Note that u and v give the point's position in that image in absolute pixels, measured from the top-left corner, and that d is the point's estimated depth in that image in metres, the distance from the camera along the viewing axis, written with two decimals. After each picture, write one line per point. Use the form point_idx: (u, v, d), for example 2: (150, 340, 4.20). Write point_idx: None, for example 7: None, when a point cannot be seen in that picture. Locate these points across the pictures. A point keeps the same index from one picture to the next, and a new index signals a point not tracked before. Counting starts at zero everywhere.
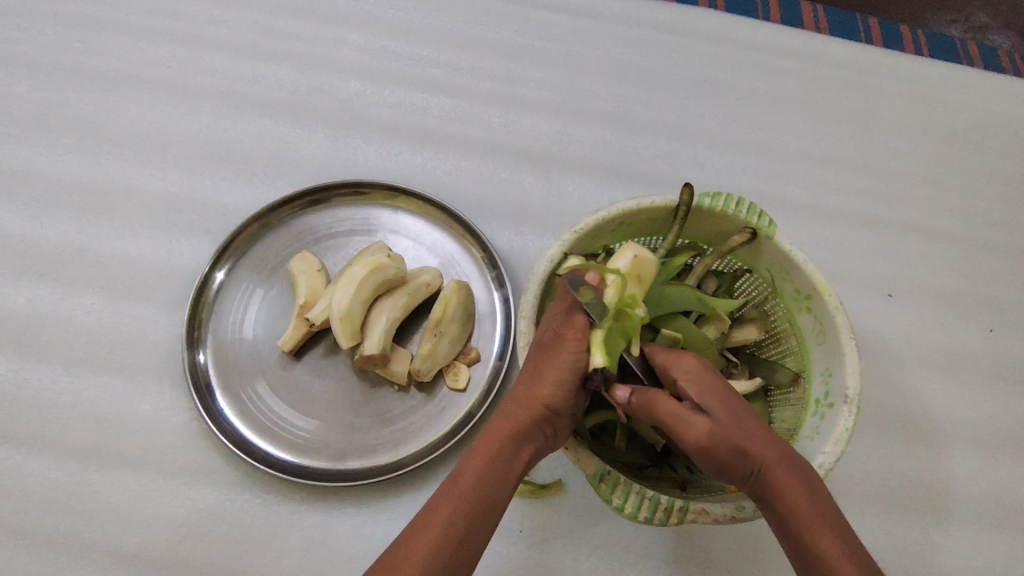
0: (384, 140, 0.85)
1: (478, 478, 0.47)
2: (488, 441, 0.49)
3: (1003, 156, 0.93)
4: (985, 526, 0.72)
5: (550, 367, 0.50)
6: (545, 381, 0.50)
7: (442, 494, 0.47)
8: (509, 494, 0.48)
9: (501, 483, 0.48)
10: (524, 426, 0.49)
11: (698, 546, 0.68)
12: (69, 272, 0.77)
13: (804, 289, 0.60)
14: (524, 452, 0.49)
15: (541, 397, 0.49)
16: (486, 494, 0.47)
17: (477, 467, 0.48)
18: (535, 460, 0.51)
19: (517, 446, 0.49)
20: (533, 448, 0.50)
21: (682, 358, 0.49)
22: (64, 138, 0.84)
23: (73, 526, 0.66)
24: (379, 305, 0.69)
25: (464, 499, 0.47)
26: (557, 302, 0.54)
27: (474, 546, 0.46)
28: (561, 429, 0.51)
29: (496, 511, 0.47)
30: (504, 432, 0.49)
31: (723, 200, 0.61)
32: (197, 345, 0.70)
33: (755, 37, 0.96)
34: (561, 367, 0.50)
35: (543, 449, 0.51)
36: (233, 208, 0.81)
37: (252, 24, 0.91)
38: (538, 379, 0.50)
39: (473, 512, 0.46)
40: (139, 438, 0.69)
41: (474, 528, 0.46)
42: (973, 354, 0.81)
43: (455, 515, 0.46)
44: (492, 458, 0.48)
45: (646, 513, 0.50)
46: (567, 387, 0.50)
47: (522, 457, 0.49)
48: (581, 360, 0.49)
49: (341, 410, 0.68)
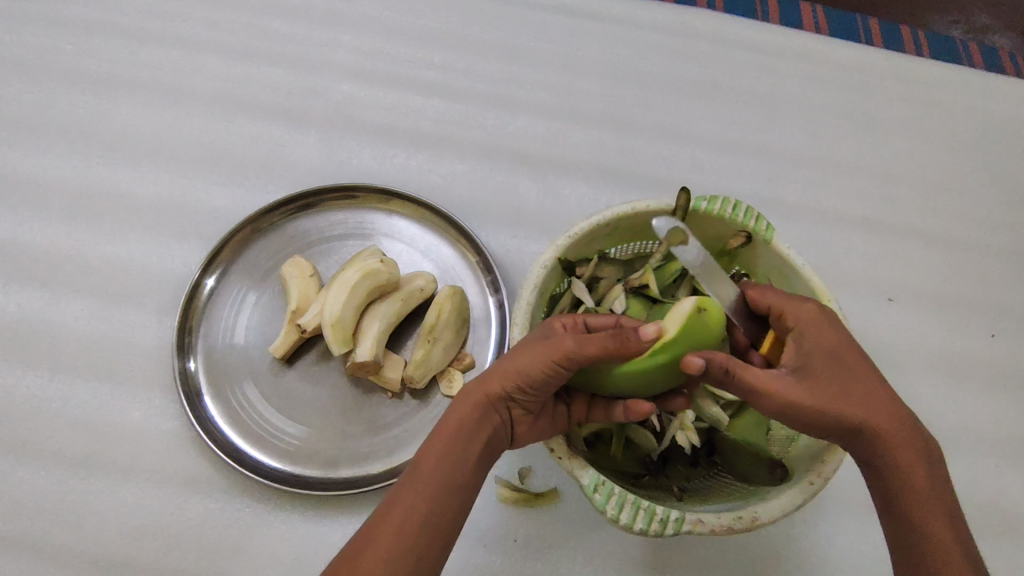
0: (378, 142, 0.84)
1: (438, 462, 0.47)
2: (447, 426, 0.48)
3: (1004, 158, 0.92)
4: (987, 535, 0.71)
5: (520, 355, 0.48)
6: (512, 370, 0.48)
7: (402, 484, 0.47)
8: (473, 479, 0.48)
9: (463, 466, 0.47)
10: (482, 410, 0.49)
11: (694, 556, 0.67)
12: (59, 276, 0.76)
13: (802, 293, 0.59)
14: (482, 435, 0.49)
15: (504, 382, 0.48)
16: (449, 479, 0.46)
17: (437, 452, 0.47)
18: (496, 447, 0.51)
19: (476, 430, 0.49)
20: (492, 433, 0.50)
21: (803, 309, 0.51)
22: (55, 140, 0.83)
23: (61, 535, 0.65)
24: (371, 311, 0.68)
25: (423, 485, 0.46)
26: (534, 332, 0.51)
27: (444, 532, 0.45)
28: (520, 417, 0.51)
29: (463, 496, 0.47)
30: (467, 416, 0.49)
31: (720, 204, 0.59)
32: (187, 352, 0.69)
33: (754, 38, 0.95)
34: (530, 373, 0.47)
35: (501, 436, 0.51)
36: (225, 211, 0.80)
37: (246, 26, 0.90)
38: (506, 372, 0.49)
39: (435, 499, 0.45)
40: (128, 445, 0.68)
41: (440, 513, 0.45)
42: (974, 359, 0.79)
43: (417, 499, 0.45)
44: (453, 446, 0.47)
45: (642, 524, 0.49)
46: (533, 384, 0.48)
47: (480, 441, 0.49)
48: (556, 372, 0.47)
49: (332, 417, 0.67)
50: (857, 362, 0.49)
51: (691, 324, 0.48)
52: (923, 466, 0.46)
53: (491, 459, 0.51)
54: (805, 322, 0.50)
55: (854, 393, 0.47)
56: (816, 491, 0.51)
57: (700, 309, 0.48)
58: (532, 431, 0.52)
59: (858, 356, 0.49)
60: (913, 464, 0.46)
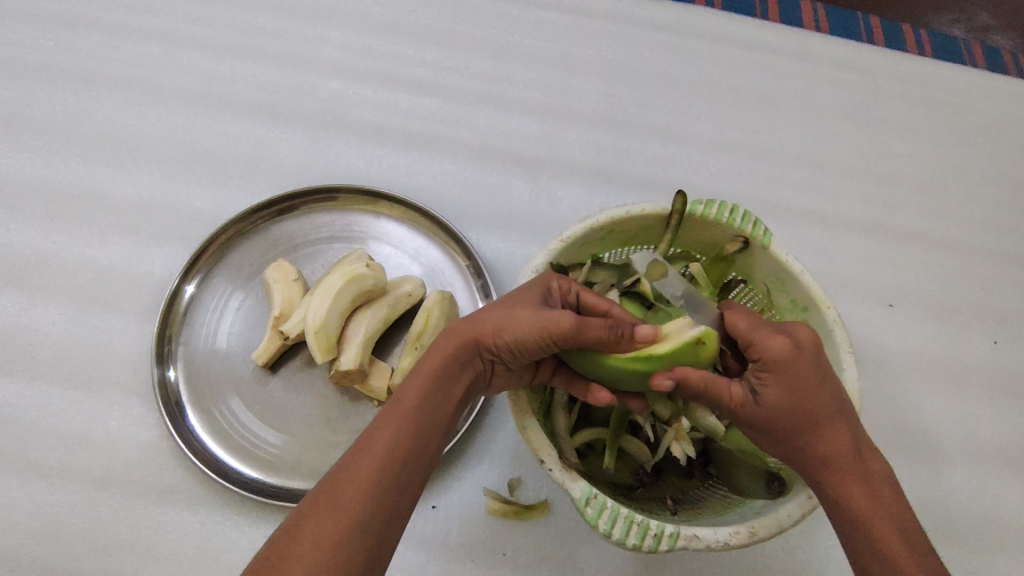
0: (366, 143, 0.81)
1: (421, 401, 0.45)
2: (429, 364, 0.47)
3: (1007, 160, 0.90)
4: (989, 547, 0.69)
5: (519, 310, 0.47)
6: (510, 323, 0.47)
7: (381, 419, 0.44)
8: (448, 423, 0.47)
9: (443, 409, 0.46)
10: (468, 355, 0.48)
11: (688, 570, 0.65)
12: (36, 280, 0.73)
13: (800, 300, 0.57)
14: (462, 383, 0.48)
15: (497, 332, 0.47)
16: (429, 420, 0.45)
17: (420, 390, 0.46)
18: (469, 397, 0.50)
19: (458, 376, 0.47)
20: (472, 379, 0.49)
21: (774, 340, 0.46)
22: (33, 139, 0.81)
23: (33, 549, 0.62)
24: (357, 317, 0.66)
25: (407, 421, 0.44)
26: (534, 289, 0.50)
27: (420, 471, 0.44)
28: (501, 371, 0.50)
29: (438, 437, 0.46)
30: (452, 359, 0.47)
31: (716, 208, 0.58)
32: (166, 360, 0.67)
33: (753, 37, 0.93)
34: (526, 334, 0.46)
35: (478, 384, 0.50)
36: (208, 213, 0.77)
37: (232, 21, 0.87)
38: (501, 324, 0.47)
39: (416, 435, 0.44)
40: (105, 455, 0.66)
41: (419, 451, 0.44)
42: (976, 366, 0.78)
43: (399, 436, 0.43)
44: (435, 387, 0.46)
45: (635, 540, 0.47)
46: (522, 344, 0.47)
47: (460, 386, 0.48)
48: (549, 339, 0.47)
49: (316, 426, 0.65)
50: (823, 394, 0.45)
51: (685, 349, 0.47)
52: (865, 498, 0.44)
53: (463, 408, 0.50)
54: (773, 358, 0.45)
55: (808, 427, 0.45)
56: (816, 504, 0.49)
57: (701, 342, 0.47)
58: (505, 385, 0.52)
59: (827, 384, 0.46)
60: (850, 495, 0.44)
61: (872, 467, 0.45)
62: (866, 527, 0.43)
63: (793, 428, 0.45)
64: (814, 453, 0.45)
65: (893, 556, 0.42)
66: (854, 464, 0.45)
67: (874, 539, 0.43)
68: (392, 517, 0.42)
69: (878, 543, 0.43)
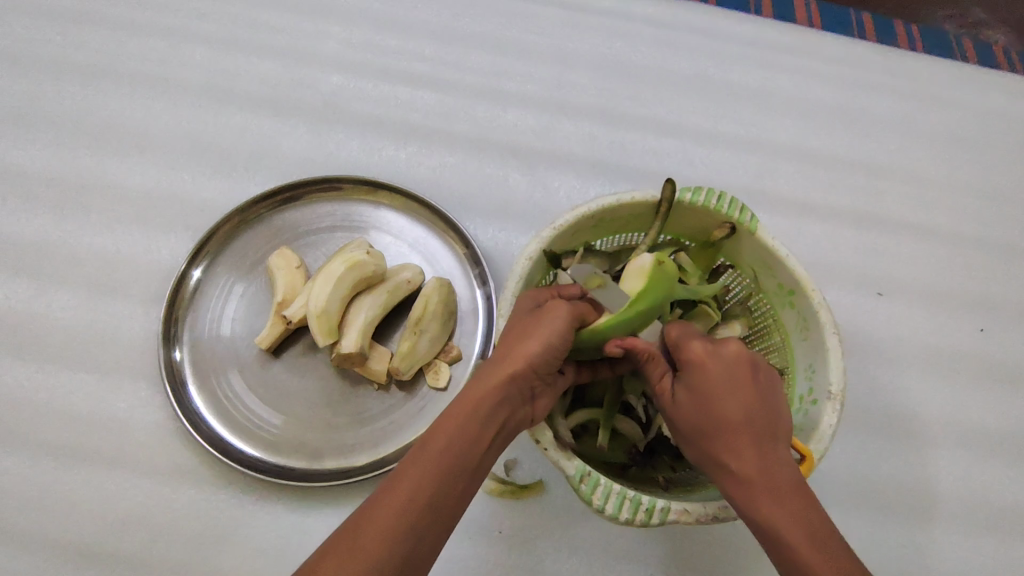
0: (367, 135, 0.83)
1: (452, 441, 0.44)
2: (462, 404, 0.46)
3: (996, 153, 0.92)
4: (973, 528, 0.71)
5: (537, 329, 0.49)
6: (533, 341, 0.48)
7: (412, 459, 0.44)
8: (484, 464, 0.46)
9: (476, 448, 0.45)
10: (504, 388, 0.47)
11: (681, 547, 0.67)
12: (45, 268, 0.75)
13: (787, 284, 0.59)
14: (501, 415, 0.47)
15: (525, 356, 0.48)
16: (460, 463, 0.44)
17: (453, 428, 0.45)
18: (512, 431, 0.48)
19: (496, 410, 0.46)
20: (509, 412, 0.47)
21: (691, 342, 0.51)
22: (43, 131, 0.83)
23: (46, 525, 0.65)
24: (358, 303, 0.68)
25: (439, 459, 0.43)
26: (530, 303, 0.52)
27: (447, 516, 0.43)
28: (538, 392, 0.50)
29: (471, 480, 0.45)
30: (484, 393, 0.47)
31: (704, 195, 0.59)
32: (173, 343, 0.69)
33: (746, 32, 0.95)
34: (551, 343, 0.48)
35: (520, 416, 0.49)
36: (213, 203, 0.79)
37: (236, 17, 0.89)
38: (525, 342, 0.48)
39: (448, 473, 0.43)
40: (114, 436, 0.68)
41: (450, 490, 0.43)
42: (963, 353, 0.79)
43: (428, 477, 0.43)
44: (469, 422, 0.45)
45: (628, 514, 0.49)
46: (548, 356, 0.49)
47: (497, 421, 0.46)
48: (568, 341, 0.49)
49: (318, 408, 0.67)
50: (727, 399, 0.47)
51: (654, 274, 0.55)
52: (767, 503, 0.44)
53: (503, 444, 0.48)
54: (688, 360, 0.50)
55: (717, 432, 0.47)
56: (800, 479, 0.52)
57: (660, 262, 0.56)
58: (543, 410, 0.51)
59: (735, 391, 0.48)
60: (753, 498, 0.45)
61: (782, 475, 0.45)
62: (768, 532, 0.44)
63: (704, 431, 0.48)
64: (724, 459, 0.47)
65: (796, 563, 0.42)
66: (754, 471, 0.45)
67: (778, 543, 0.43)
68: (416, 558, 0.41)
69: (784, 547, 0.43)
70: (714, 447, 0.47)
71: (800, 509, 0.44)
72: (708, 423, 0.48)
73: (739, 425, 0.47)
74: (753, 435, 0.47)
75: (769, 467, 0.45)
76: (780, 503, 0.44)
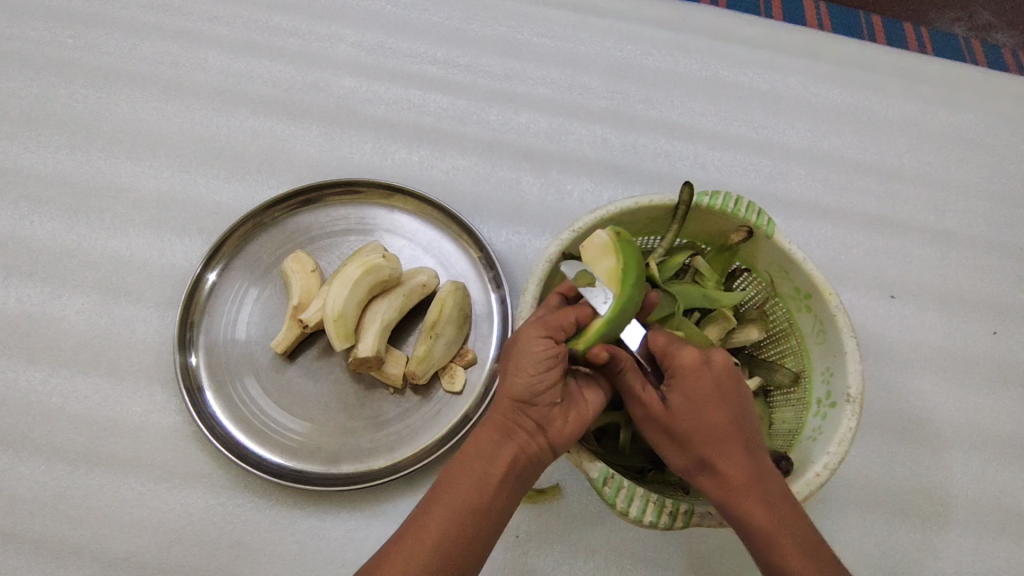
0: (380, 138, 0.83)
1: (452, 486, 0.47)
2: (468, 447, 0.49)
3: (1007, 155, 0.92)
4: (989, 532, 0.71)
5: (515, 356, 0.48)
6: (514, 372, 0.47)
7: (422, 507, 0.47)
8: (495, 502, 0.47)
9: (481, 491, 0.46)
10: (502, 424, 0.48)
11: (698, 551, 0.67)
12: (59, 272, 0.75)
13: (803, 287, 0.59)
14: (505, 451, 0.47)
15: (511, 388, 0.48)
16: (465, 507, 0.46)
17: (456, 471, 0.47)
18: (531, 462, 0.48)
19: (497, 448, 0.47)
20: (515, 446, 0.48)
21: (683, 349, 0.50)
22: (56, 135, 0.83)
23: (62, 530, 0.65)
24: (374, 307, 0.68)
25: (444, 503, 0.46)
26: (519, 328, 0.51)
27: (457, 560, 0.45)
28: (551, 417, 0.48)
29: (483, 521, 0.46)
30: (484, 433, 0.48)
31: (722, 199, 0.59)
32: (189, 347, 0.69)
33: (756, 35, 0.95)
34: (524, 366, 0.47)
35: (537, 447, 0.48)
36: (226, 206, 0.79)
37: (248, 20, 0.89)
38: (511, 373, 0.48)
39: (453, 515, 0.46)
40: (130, 440, 0.68)
41: (456, 530, 0.45)
42: (976, 356, 0.79)
43: (433, 521, 0.46)
44: (470, 463, 0.47)
45: (651, 517, 0.49)
46: (534, 379, 0.47)
47: (502, 456, 0.47)
48: (542, 357, 0.47)
49: (334, 412, 0.67)
50: (722, 411, 0.48)
51: (620, 245, 0.52)
52: (765, 510, 0.46)
53: (527, 476, 0.49)
54: (682, 368, 0.49)
55: (715, 444, 0.47)
56: (822, 482, 0.52)
57: (619, 235, 0.52)
58: (569, 432, 0.48)
59: (727, 402, 0.49)
60: (751, 507, 0.46)
61: (775, 485, 0.47)
62: (768, 539, 0.45)
63: (700, 443, 0.48)
64: (718, 470, 0.47)
65: (794, 568, 0.44)
66: (751, 481, 0.46)
67: (781, 552, 0.45)
68: None
69: (785, 555, 0.45)
70: (710, 457, 0.47)
71: (793, 515, 0.46)
72: (706, 434, 0.48)
73: (734, 437, 0.48)
74: (744, 446, 0.48)
75: (761, 476, 0.47)
76: (776, 510, 0.46)
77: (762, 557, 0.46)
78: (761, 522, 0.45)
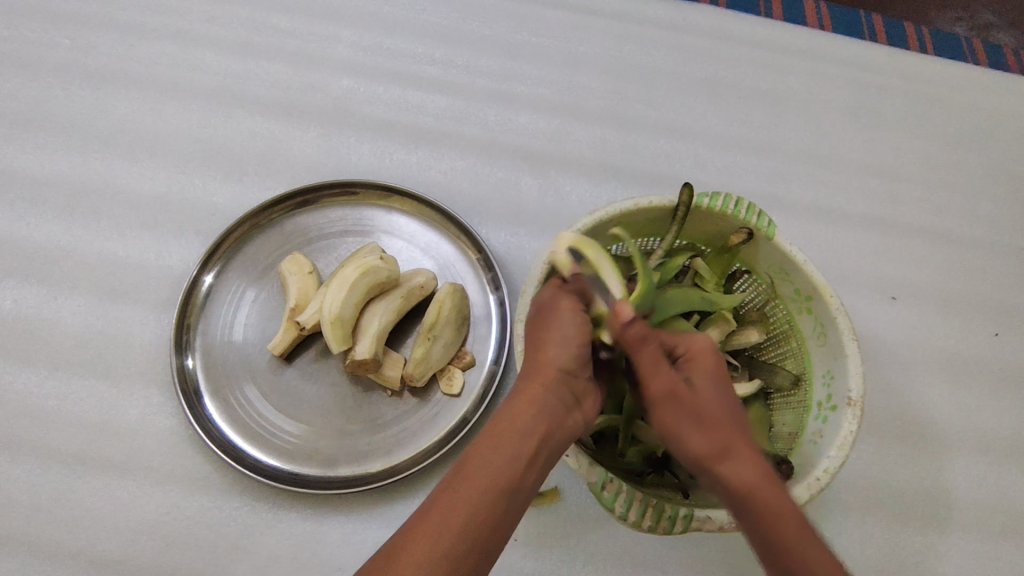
0: (378, 139, 0.83)
1: (489, 456, 0.46)
2: (503, 418, 0.48)
3: (1008, 156, 0.92)
4: (991, 535, 0.71)
5: (553, 330, 0.50)
6: (556, 344, 0.50)
7: (455, 476, 0.45)
8: (524, 483, 0.46)
9: (513, 470, 0.46)
10: (540, 397, 0.48)
11: (698, 554, 0.66)
12: (55, 274, 0.75)
13: (804, 289, 0.59)
14: (542, 425, 0.48)
15: (552, 359, 0.50)
16: (497, 485, 0.45)
17: (492, 441, 0.46)
18: (562, 440, 0.49)
19: (535, 421, 0.48)
20: (552, 422, 0.48)
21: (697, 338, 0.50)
22: (53, 136, 0.82)
23: (57, 533, 0.64)
24: (371, 308, 0.68)
25: (482, 472, 0.45)
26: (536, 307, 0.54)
27: (492, 535, 0.43)
28: (581, 396, 0.51)
29: (510, 502, 0.45)
30: (521, 405, 0.48)
31: (722, 200, 0.59)
32: (185, 350, 0.69)
33: (757, 35, 0.94)
34: (570, 334, 0.50)
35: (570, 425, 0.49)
36: (224, 207, 0.79)
37: (245, 20, 0.89)
38: (552, 345, 0.50)
39: (490, 485, 0.44)
40: (126, 443, 0.68)
41: (493, 499, 0.44)
42: (977, 358, 0.79)
43: (469, 489, 0.44)
44: (507, 434, 0.47)
45: (650, 522, 0.50)
46: (576, 351, 0.50)
47: (540, 429, 0.47)
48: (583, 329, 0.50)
49: (331, 414, 0.66)
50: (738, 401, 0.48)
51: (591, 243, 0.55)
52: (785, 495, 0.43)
53: (552, 460, 0.49)
54: (700, 352, 0.49)
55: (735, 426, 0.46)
56: (823, 486, 0.51)
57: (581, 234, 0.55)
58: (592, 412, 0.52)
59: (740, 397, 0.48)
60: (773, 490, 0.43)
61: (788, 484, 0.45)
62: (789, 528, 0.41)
63: (722, 420, 0.46)
64: (739, 452, 0.44)
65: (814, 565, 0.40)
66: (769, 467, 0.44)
67: (801, 543, 0.41)
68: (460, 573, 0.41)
69: (805, 548, 0.41)
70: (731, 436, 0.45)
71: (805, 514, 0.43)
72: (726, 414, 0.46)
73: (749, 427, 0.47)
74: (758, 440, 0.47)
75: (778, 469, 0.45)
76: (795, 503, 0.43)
77: (777, 554, 0.41)
78: (783, 507, 0.42)
